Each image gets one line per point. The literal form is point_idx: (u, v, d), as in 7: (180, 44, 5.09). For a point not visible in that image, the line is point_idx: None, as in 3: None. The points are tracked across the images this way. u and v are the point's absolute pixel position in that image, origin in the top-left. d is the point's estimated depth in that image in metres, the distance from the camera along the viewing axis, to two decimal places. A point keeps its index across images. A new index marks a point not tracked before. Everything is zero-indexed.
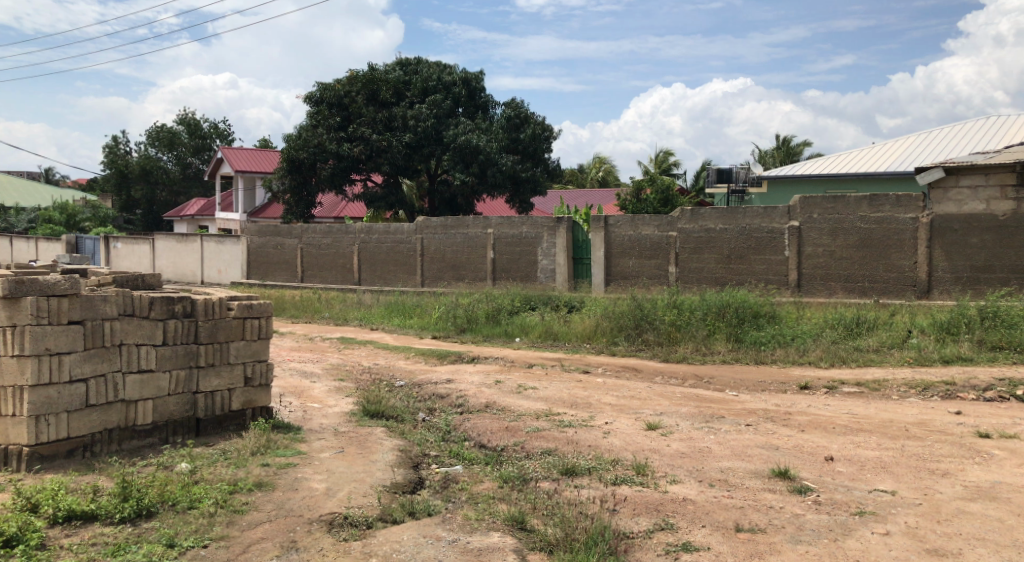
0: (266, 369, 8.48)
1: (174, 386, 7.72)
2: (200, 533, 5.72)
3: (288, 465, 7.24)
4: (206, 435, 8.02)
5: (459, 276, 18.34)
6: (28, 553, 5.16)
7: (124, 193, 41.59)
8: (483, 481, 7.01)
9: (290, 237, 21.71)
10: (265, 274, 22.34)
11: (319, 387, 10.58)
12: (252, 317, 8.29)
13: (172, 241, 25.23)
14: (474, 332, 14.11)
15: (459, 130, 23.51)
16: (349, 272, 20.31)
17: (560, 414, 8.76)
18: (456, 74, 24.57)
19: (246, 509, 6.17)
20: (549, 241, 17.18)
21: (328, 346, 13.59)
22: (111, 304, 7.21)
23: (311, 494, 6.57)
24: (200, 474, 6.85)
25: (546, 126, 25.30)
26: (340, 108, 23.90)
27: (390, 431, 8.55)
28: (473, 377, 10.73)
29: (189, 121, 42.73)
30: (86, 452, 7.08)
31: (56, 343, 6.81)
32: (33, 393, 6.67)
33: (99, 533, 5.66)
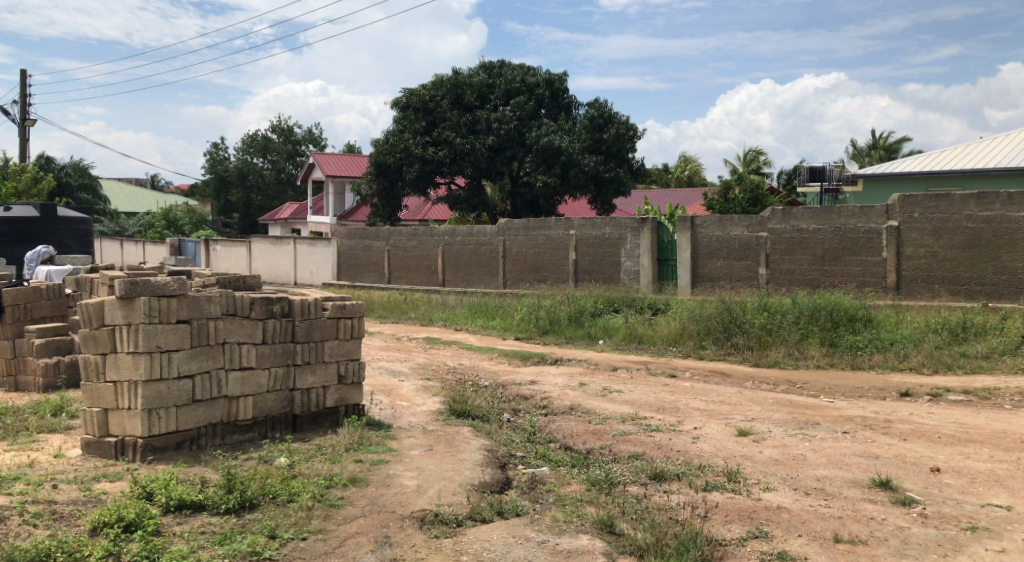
0: (359, 368, 8.72)
1: (273, 383, 8.02)
2: (299, 526, 5.91)
3: (379, 462, 7.42)
4: (303, 431, 8.30)
5: (541, 277, 18.39)
6: (145, 538, 5.43)
7: (223, 198, 43.39)
8: (570, 483, 7.02)
9: (378, 239, 22.18)
10: (354, 276, 22.90)
11: (406, 386, 10.78)
12: (346, 317, 8.53)
13: (267, 243, 26.08)
14: (556, 333, 14.10)
15: (541, 132, 23.48)
16: (434, 273, 20.64)
17: (647, 419, 8.70)
18: (540, 76, 24.57)
19: (342, 504, 6.36)
20: (633, 242, 17.01)
21: (414, 346, 13.84)
22: (215, 304, 7.51)
23: (403, 490, 6.71)
24: (298, 469, 7.09)
25: (631, 125, 24.92)
26: (425, 113, 24.32)
27: (477, 431, 8.65)
28: (557, 379, 10.75)
29: (283, 126, 44.24)
30: (193, 444, 7.43)
31: (166, 341, 7.15)
32: (146, 388, 7.04)
33: (207, 523, 5.92)
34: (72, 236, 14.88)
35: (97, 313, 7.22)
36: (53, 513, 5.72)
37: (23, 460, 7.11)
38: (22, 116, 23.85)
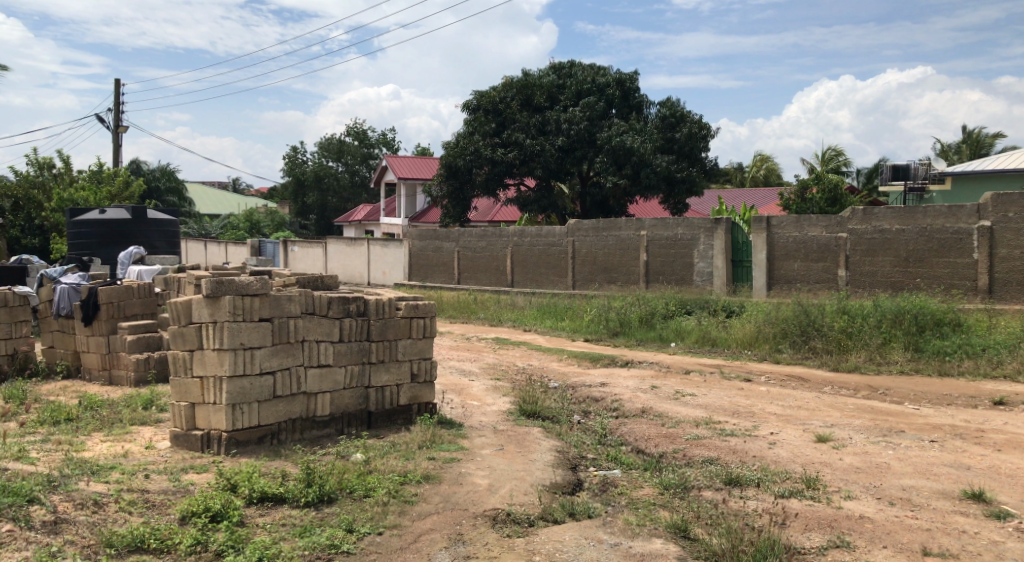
0: (431, 367, 8.86)
1: (349, 380, 8.22)
2: (375, 521, 6.05)
3: (452, 460, 7.53)
4: (378, 428, 8.48)
5: (611, 278, 18.32)
6: (231, 529, 5.64)
7: (300, 200, 44.48)
8: (642, 487, 7.00)
9: (448, 240, 22.43)
10: (425, 277, 23.21)
11: (476, 386, 10.87)
12: (419, 316, 8.67)
13: (342, 244, 26.58)
14: (627, 335, 14.04)
15: (612, 132, 23.31)
16: (503, 274, 20.77)
17: (720, 423, 8.60)
18: (611, 76, 24.31)
19: (416, 500, 6.48)
20: (706, 242, 16.78)
21: (484, 346, 13.96)
22: (295, 303, 7.72)
23: (475, 489, 6.79)
24: (373, 464, 7.25)
25: (703, 124, 24.50)
26: (496, 114, 24.51)
27: (547, 432, 8.69)
28: (628, 381, 10.70)
29: (358, 130, 45.22)
30: (274, 439, 7.67)
31: (249, 338, 7.38)
32: (231, 384, 7.30)
33: (288, 515, 6.11)
34: (161, 237, 15.46)
35: (185, 311, 7.50)
36: (146, 501, 5.98)
37: (117, 450, 7.45)
38: (116, 123, 24.79)
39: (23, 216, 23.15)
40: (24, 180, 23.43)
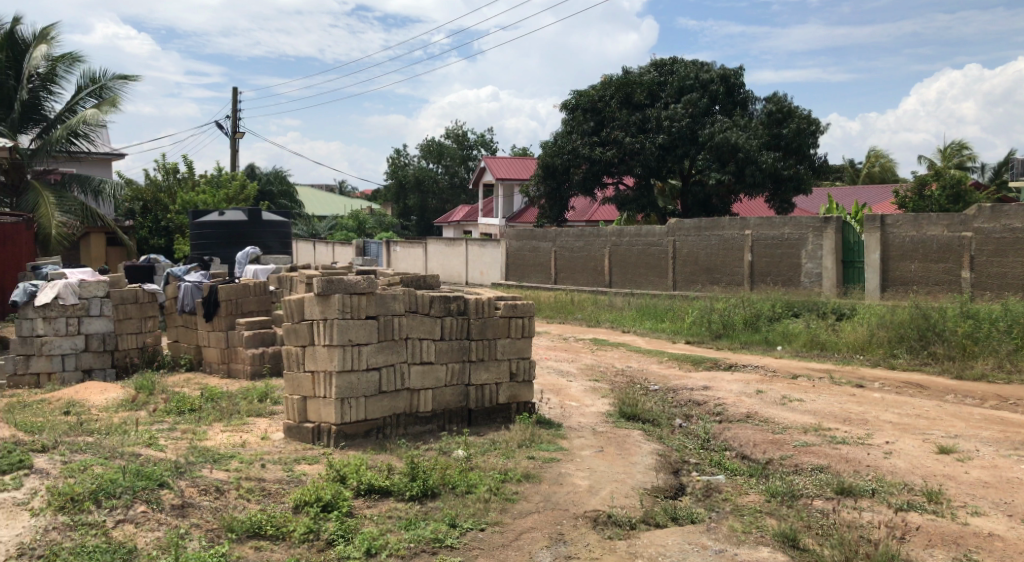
0: (530, 366, 8.94)
1: (450, 378, 8.38)
2: (478, 517, 6.15)
3: (552, 459, 7.58)
4: (478, 425, 8.62)
5: (714, 279, 17.99)
6: (341, 518, 5.85)
7: (401, 202, 45.46)
8: (748, 494, 6.87)
9: (546, 240, 22.51)
10: (522, 276, 23.36)
11: (574, 387, 10.90)
12: (517, 316, 8.75)
13: (442, 245, 26.95)
14: (730, 338, 13.77)
15: (716, 129, 22.77)
16: (601, 274, 20.69)
17: (831, 430, 8.34)
18: (714, 72, 23.73)
19: (517, 499, 6.55)
20: (815, 242, 16.24)
21: (582, 346, 13.96)
22: (399, 302, 7.93)
23: (576, 490, 6.82)
24: (474, 461, 7.37)
25: (813, 119, 23.44)
26: (594, 113, 24.46)
27: (647, 435, 8.63)
28: (732, 385, 10.49)
29: (457, 132, 45.90)
30: (379, 433, 7.91)
31: (357, 335, 7.62)
32: (340, 378, 7.55)
33: (394, 507, 6.29)
34: (274, 238, 16.08)
35: (299, 309, 7.81)
36: (263, 489, 6.27)
37: (235, 440, 7.83)
38: (233, 129, 25.94)
39: (150, 218, 24.50)
40: (152, 184, 24.85)
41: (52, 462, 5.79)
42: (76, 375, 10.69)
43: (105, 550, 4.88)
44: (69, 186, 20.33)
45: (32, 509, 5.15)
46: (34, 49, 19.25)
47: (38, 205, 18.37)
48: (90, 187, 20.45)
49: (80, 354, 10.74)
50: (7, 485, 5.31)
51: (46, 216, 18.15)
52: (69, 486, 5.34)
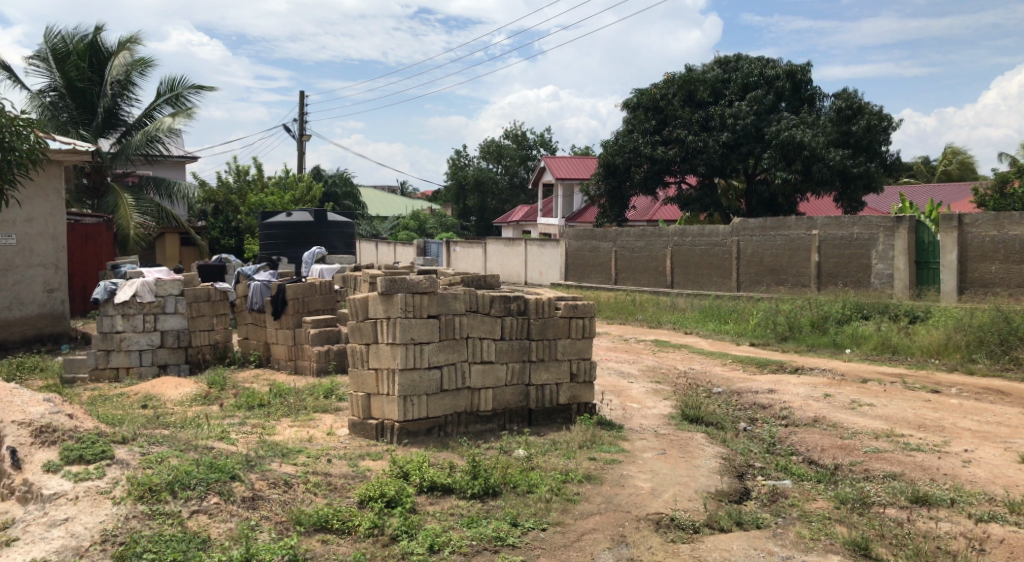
0: (590, 367, 8.91)
1: (510, 377, 8.42)
2: (539, 517, 6.18)
3: (613, 461, 7.55)
4: (539, 425, 8.64)
5: (780, 280, 17.67)
6: (405, 514, 5.94)
7: (461, 202, 45.73)
8: (816, 499, 6.74)
9: (606, 240, 22.42)
10: (582, 277, 23.29)
11: (636, 388, 10.83)
12: (578, 316, 8.74)
13: (501, 245, 26.97)
14: (797, 340, 13.53)
15: (781, 126, 22.26)
16: (663, 274, 20.53)
17: (904, 436, 8.13)
18: (781, 68, 23.30)
19: (578, 499, 6.55)
20: (886, 242, 15.83)
21: (644, 348, 13.84)
22: (460, 301, 7.99)
23: (638, 492, 6.79)
24: (535, 461, 7.39)
25: (885, 115, 22.65)
26: (656, 112, 24.36)
27: (711, 438, 8.52)
28: (798, 388, 10.30)
29: (516, 132, 46.02)
30: (441, 431, 7.99)
31: (419, 334, 7.71)
32: (403, 376, 7.66)
33: (456, 505, 6.36)
34: (339, 239, 16.39)
35: (363, 307, 7.94)
36: (329, 484, 6.40)
37: (303, 435, 8.01)
38: (300, 132, 26.50)
39: (222, 219, 25.17)
40: (224, 186, 25.55)
41: (131, 453, 6.00)
42: (152, 370, 11.06)
43: (181, 539, 5.04)
44: (146, 188, 21.09)
45: (114, 497, 5.35)
46: (115, 57, 19.97)
47: (117, 206, 19.05)
48: (165, 190, 21.16)
49: (156, 349, 11.10)
50: (91, 474, 5.54)
51: (125, 217, 18.82)
52: (148, 477, 5.54)
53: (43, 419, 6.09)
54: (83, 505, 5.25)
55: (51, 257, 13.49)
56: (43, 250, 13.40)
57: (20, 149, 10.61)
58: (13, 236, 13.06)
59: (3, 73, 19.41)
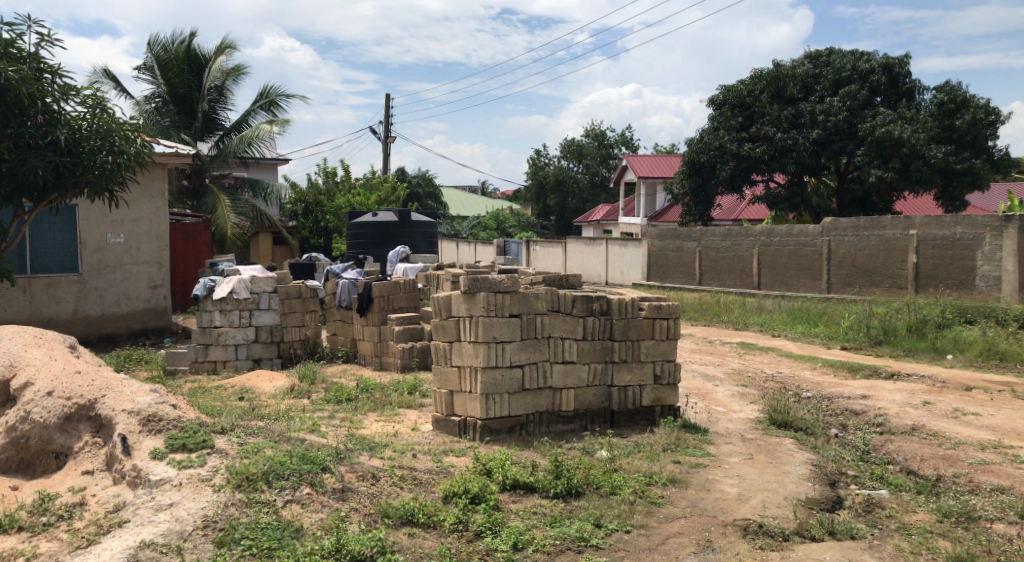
0: (675, 369, 8.77)
1: (592, 378, 8.38)
2: (623, 518, 6.12)
3: (698, 465, 7.43)
4: (621, 427, 8.57)
5: (874, 282, 17.09)
6: (489, 511, 5.98)
7: (541, 202, 45.71)
8: (915, 511, 6.49)
9: (690, 240, 22.10)
10: (664, 277, 22.99)
11: (721, 391, 10.63)
12: (662, 317, 8.62)
13: (581, 244, 26.71)
14: (892, 344, 13.06)
15: (877, 122, 21.44)
16: (749, 275, 20.10)
17: (1012, 448, 7.75)
18: (876, 61, 22.47)
19: (663, 502, 6.47)
20: (993, 243, 15.09)
21: (729, 350, 13.57)
22: (542, 301, 7.99)
23: (724, 497, 6.66)
24: (618, 463, 7.33)
25: (991, 109, 21.64)
26: (742, 108, 23.88)
27: (801, 444, 8.29)
28: (894, 395, 9.92)
29: (596, 131, 45.69)
30: (523, 430, 8.01)
31: (501, 332, 7.75)
32: (485, 374, 7.73)
33: (539, 504, 6.35)
34: (421, 238, 16.60)
35: (446, 305, 8.02)
36: (414, 478, 6.49)
37: (389, 430, 8.14)
38: (386, 134, 26.98)
39: (311, 219, 25.83)
40: (313, 187, 26.21)
41: (229, 443, 6.22)
42: (247, 363, 11.45)
43: (276, 527, 5.21)
44: (241, 190, 21.87)
45: (214, 485, 5.56)
46: (213, 62, 20.65)
47: (216, 207, 19.81)
48: (260, 191, 21.87)
49: (251, 344, 11.49)
50: (193, 462, 5.76)
51: (222, 217, 19.53)
52: (245, 466, 5.73)
53: (150, 408, 6.23)
54: (186, 491, 5.46)
55: (155, 255, 14.09)
56: (148, 248, 14.00)
57: (128, 151, 11.15)
58: (121, 235, 13.69)
59: (110, 82, 20.37)
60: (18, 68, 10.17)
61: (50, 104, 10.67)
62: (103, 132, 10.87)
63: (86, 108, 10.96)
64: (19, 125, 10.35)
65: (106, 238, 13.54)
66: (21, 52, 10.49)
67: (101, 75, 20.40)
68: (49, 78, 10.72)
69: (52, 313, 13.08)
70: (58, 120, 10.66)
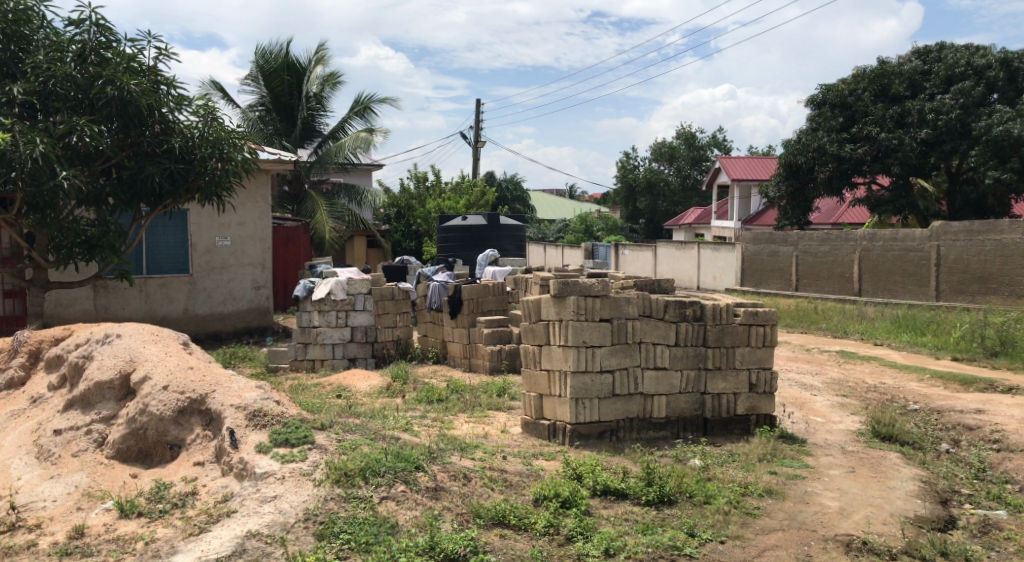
0: (771, 378, 8.53)
1: (685, 385, 8.23)
2: (717, 529, 5.98)
3: (797, 477, 7.20)
4: (714, 435, 8.39)
5: (988, 289, 16.25)
6: (580, 516, 5.95)
7: (631, 205, 45.21)
8: None
9: (786, 244, 21.53)
10: (759, 282, 22.44)
11: (820, 402, 10.28)
12: (758, 324, 8.40)
13: (672, 248, 25.77)
14: (1009, 356, 12.36)
15: (993, 121, 20.19)
16: (850, 281, 19.44)
17: None
18: (994, 56, 21.21)
19: (759, 514, 6.30)
20: None
21: (828, 359, 13.11)
22: (633, 306, 7.90)
23: (825, 511, 6.43)
24: (712, 472, 7.17)
25: None
26: (844, 108, 23.19)
27: (908, 459, 7.94)
28: (1011, 410, 9.39)
29: (688, 133, 44.89)
30: (613, 436, 7.93)
31: (591, 337, 7.69)
32: (574, 379, 7.69)
33: (631, 510, 6.27)
34: (510, 242, 16.67)
35: (536, 309, 8.02)
36: (504, 480, 6.51)
37: (479, 431, 8.20)
38: (476, 139, 27.23)
39: (403, 223, 26.23)
40: (406, 193, 26.62)
41: (328, 439, 6.37)
42: (343, 362, 11.72)
43: (372, 523, 5.30)
44: (338, 195, 22.39)
45: (314, 480, 5.70)
46: (310, 72, 21.28)
47: (315, 211, 20.38)
48: (356, 196, 22.37)
49: (347, 343, 11.76)
50: (295, 457, 5.93)
51: (320, 221, 20.02)
52: (343, 462, 5.86)
53: (256, 403, 6.47)
54: (288, 484, 5.63)
55: (259, 257, 14.58)
56: (253, 250, 14.50)
57: (236, 159, 11.58)
58: (228, 238, 14.22)
59: (219, 93, 21.23)
60: (139, 81, 10.69)
61: (166, 114, 11.18)
62: (214, 141, 11.35)
63: (199, 117, 11.48)
64: (138, 134, 10.90)
65: (214, 241, 14.09)
66: (142, 65, 11.03)
67: (209, 85, 21.30)
68: (166, 89, 11.23)
69: (165, 311, 13.74)
70: (173, 129, 11.18)
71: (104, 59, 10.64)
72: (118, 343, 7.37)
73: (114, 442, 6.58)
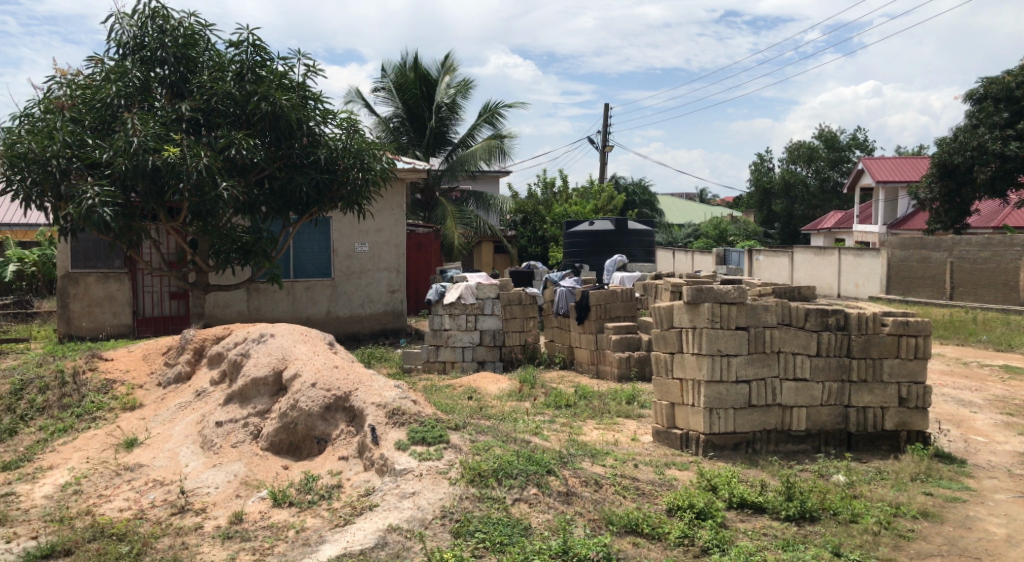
0: (924, 392, 8.04)
1: (827, 397, 7.90)
2: (866, 549, 5.71)
3: (955, 499, 6.77)
4: (859, 451, 8.01)
5: None
6: (716, 528, 5.82)
7: (765, 208, 43.90)
8: None
9: (938, 250, 20.33)
10: (906, 290, 21.21)
11: (980, 420, 9.63)
12: (909, 334, 7.94)
13: (810, 254, 24.85)
14: None
15: None
16: (1016, 290, 18.17)
17: None
18: None
19: (913, 537, 5.96)
20: None
21: (989, 374, 12.25)
22: (772, 313, 7.65)
23: (990, 537, 6.02)
24: (858, 489, 6.85)
25: None
26: (1011, 102, 21.65)
27: None
28: None
29: (828, 133, 42.96)
30: (749, 447, 7.72)
31: (726, 346, 7.52)
32: (708, 388, 7.54)
33: (769, 525, 6.08)
34: (638, 247, 16.38)
35: (667, 316, 7.88)
36: (637, 488, 6.45)
37: (609, 438, 8.16)
38: (604, 143, 27.09)
39: (530, 228, 26.38)
40: (533, 198, 26.80)
41: (462, 439, 6.50)
42: (473, 365, 11.94)
43: (506, 523, 5.38)
44: (467, 202, 22.86)
45: (451, 478, 5.84)
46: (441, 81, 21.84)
47: (445, 217, 20.88)
48: (484, 202, 22.76)
49: (476, 347, 11.96)
50: (432, 455, 6.08)
51: (450, 227, 20.54)
52: (478, 463, 5.97)
53: (395, 402, 6.69)
54: (426, 481, 5.79)
55: (395, 262, 15.02)
56: (389, 256, 14.96)
57: (376, 168, 11.98)
58: (366, 243, 14.75)
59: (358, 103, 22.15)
60: (290, 97, 11.26)
61: (313, 127, 11.73)
62: (355, 152, 11.79)
63: (342, 130, 11.98)
64: (288, 147, 11.52)
65: (354, 247, 14.66)
66: (292, 81, 11.64)
67: (350, 96, 22.24)
68: (313, 103, 11.79)
69: (309, 313, 14.44)
70: (319, 141, 11.72)
71: (259, 77, 11.30)
72: (271, 342, 7.81)
73: (267, 435, 6.97)
